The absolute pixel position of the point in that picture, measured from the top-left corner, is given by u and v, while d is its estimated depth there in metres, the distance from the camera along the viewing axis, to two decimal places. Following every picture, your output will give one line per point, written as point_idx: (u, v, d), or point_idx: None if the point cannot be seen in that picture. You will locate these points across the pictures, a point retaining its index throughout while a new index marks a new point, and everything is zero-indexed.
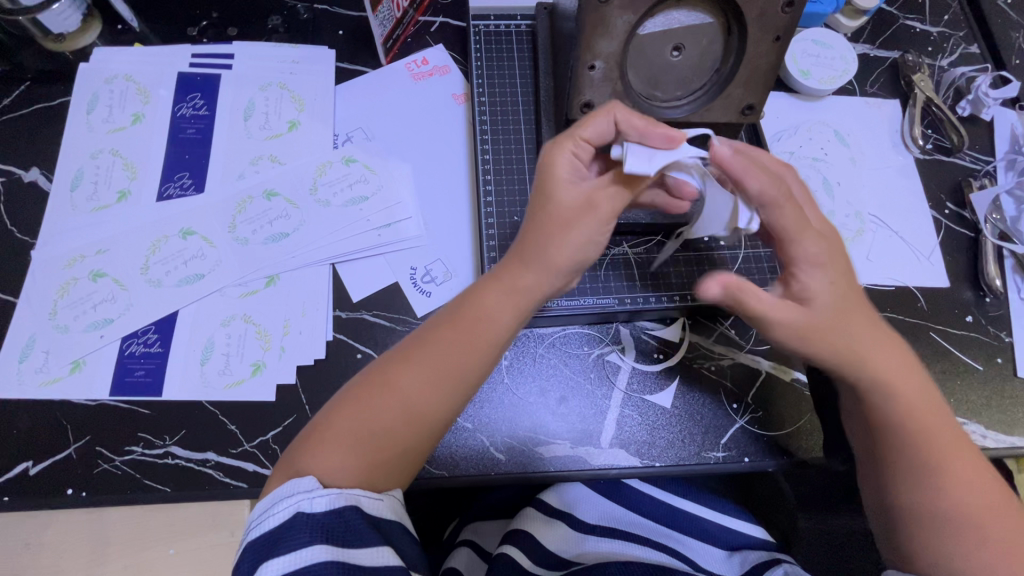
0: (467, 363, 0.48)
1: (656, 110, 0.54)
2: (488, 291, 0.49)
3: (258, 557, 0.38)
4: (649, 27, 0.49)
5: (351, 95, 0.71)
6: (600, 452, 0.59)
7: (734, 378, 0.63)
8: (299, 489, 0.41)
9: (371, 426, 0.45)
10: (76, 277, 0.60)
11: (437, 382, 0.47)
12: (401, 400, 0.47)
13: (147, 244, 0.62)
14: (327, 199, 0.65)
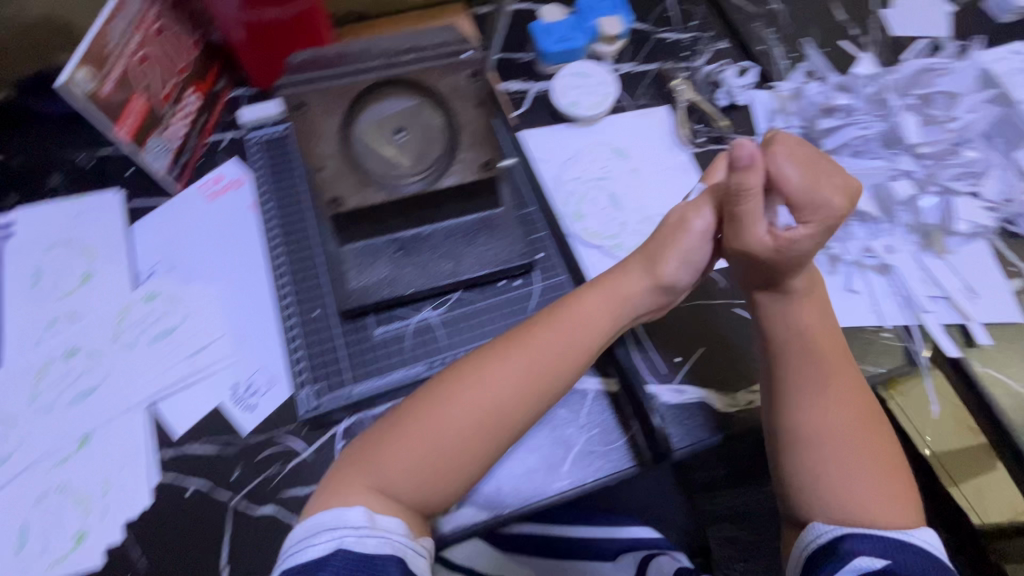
0: (550, 366, 0.56)
1: (399, 184, 0.56)
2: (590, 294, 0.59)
3: None
4: (363, 120, 0.54)
5: (146, 231, 0.72)
6: (448, 516, 0.60)
7: (564, 404, 0.65)
8: (348, 523, 0.49)
9: (437, 428, 0.53)
10: None
11: (526, 384, 0.55)
12: (478, 408, 0.54)
13: None
14: (131, 341, 0.66)
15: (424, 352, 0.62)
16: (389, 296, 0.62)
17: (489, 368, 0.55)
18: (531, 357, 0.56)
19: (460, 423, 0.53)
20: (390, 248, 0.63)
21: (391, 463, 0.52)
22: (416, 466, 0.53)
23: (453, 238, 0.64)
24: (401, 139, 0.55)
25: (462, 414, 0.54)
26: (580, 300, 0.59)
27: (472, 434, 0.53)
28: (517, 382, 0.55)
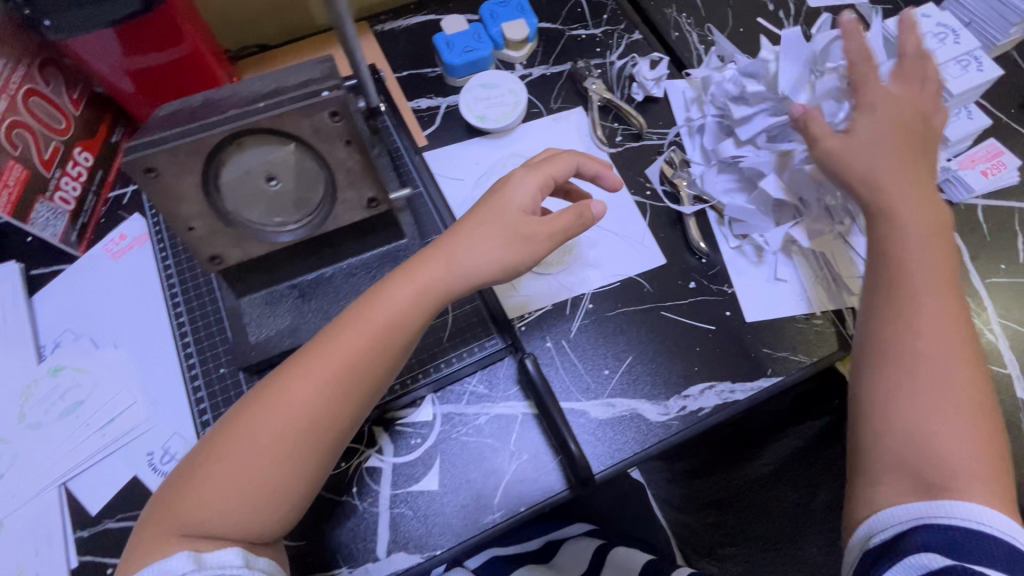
0: (296, 436, 0.49)
1: (270, 236, 0.55)
2: (393, 287, 0.53)
3: None
4: (227, 172, 0.51)
5: (51, 300, 0.70)
6: (380, 564, 0.59)
7: (493, 432, 0.64)
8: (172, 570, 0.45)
9: (246, 458, 0.48)
10: None
11: (272, 442, 0.49)
12: (289, 413, 0.50)
13: None
14: (38, 420, 0.63)
15: None
16: (292, 347, 0.59)
17: (311, 359, 0.51)
18: (324, 362, 0.51)
19: (272, 430, 0.49)
20: (291, 294, 0.61)
21: (211, 488, 0.48)
22: (236, 483, 0.48)
23: (357, 278, 0.62)
24: (273, 187, 0.53)
25: (320, 384, 0.50)
26: (367, 297, 0.54)
27: (280, 439, 0.49)
28: (269, 453, 0.49)
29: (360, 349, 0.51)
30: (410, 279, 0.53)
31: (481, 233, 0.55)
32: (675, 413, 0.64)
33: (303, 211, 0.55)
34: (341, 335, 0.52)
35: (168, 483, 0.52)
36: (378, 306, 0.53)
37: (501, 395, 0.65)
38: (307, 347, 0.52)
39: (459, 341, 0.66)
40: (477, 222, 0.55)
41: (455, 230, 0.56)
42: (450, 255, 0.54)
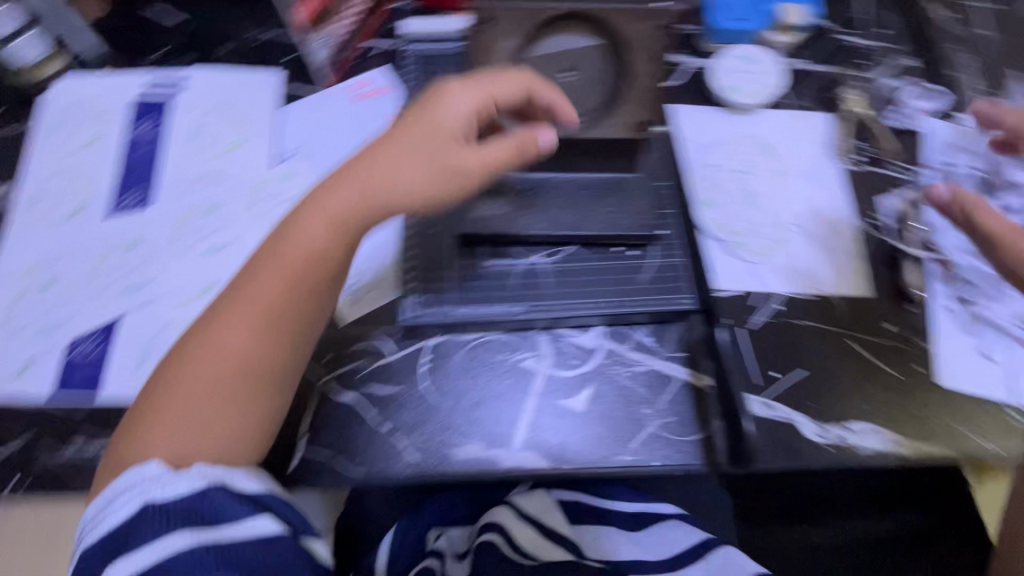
0: (253, 370, 0.55)
1: (554, 126, 0.59)
2: (263, 267, 0.56)
3: (104, 556, 0.46)
4: (538, 57, 0.58)
5: (297, 114, 0.75)
6: (511, 454, 0.61)
7: (647, 384, 0.65)
8: (142, 476, 0.49)
9: (205, 382, 0.54)
10: (31, 285, 0.65)
11: (215, 366, 0.54)
12: (239, 354, 0.54)
13: (94, 256, 0.67)
14: (266, 211, 0.70)
15: (526, 295, 0.65)
16: (510, 232, 0.63)
17: (239, 305, 0.55)
18: (249, 306, 0.55)
19: (229, 366, 0.54)
20: (521, 186, 0.63)
21: (162, 431, 0.52)
22: (193, 423, 0.53)
23: (584, 193, 0.64)
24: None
25: (253, 328, 0.55)
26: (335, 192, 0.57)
27: (234, 380, 0.54)
28: (207, 386, 0.54)
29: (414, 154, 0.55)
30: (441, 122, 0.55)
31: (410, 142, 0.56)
32: (831, 440, 0.62)
33: (580, 111, 0.57)
34: (305, 229, 0.56)
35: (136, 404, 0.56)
36: (410, 130, 0.56)
37: (665, 353, 0.66)
38: (253, 269, 0.57)
39: (653, 286, 0.66)
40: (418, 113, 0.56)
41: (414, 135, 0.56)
42: (435, 122, 0.55)
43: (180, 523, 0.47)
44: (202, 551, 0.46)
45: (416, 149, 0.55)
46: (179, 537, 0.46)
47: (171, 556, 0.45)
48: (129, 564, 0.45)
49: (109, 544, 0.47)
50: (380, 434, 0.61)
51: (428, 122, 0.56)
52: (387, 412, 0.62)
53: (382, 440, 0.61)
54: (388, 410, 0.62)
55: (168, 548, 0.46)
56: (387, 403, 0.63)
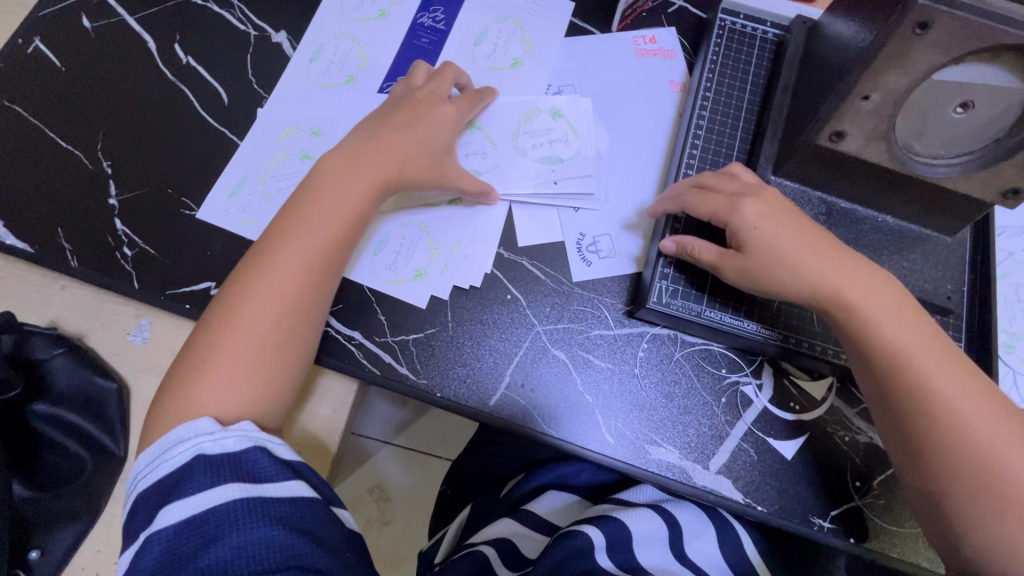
0: (289, 310, 0.52)
1: (908, 162, 0.50)
2: (314, 200, 0.55)
3: (157, 506, 0.43)
4: (948, 74, 0.45)
5: (577, 51, 0.71)
6: (706, 474, 0.58)
7: (864, 456, 0.60)
8: (197, 431, 0.46)
9: (252, 323, 0.50)
10: (287, 152, 0.65)
11: (271, 307, 0.51)
12: (279, 295, 0.52)
13: (268, 158, 0.65)
14: (524, 149, 0.67)
15: (779, 322, 0.59)
16: None
17: (292, 232, 0.54)
18: (295, 239, 0.53)
19: (270, 309, 0.51)
20: (817, 207, 0.58)
21: (218, 376, 0.49)
22: (248, 369, 0.50)
23: (883, 239, 0.57)
24: (958, 113, 0.47)
25: (299, 262, 0.53)
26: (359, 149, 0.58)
27: (276, 323, 0.51)
28: (269, 325, 0.51)
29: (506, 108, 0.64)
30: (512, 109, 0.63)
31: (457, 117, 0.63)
32: None
33: (945, 151, 0.50)
34: (338, 175, 0.56)
35: (185, 348, 0.51)
36: (439, 104, 0.63)
37: None
38: (283, 214, 0.55)
39: None
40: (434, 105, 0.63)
41: (413, 123, 0.61)
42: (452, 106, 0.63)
43: (227, 476, 0.43)
44: (245, 507, 0.42)
45: (424, 143, 0.60)
46: (230, 490, 0.43)
47: (214, 509, 0.42)
48: (179, 508, 0.42)
49: (159, 489, 0.44)
50: (580, 404, 0.59)
51: (423, 119, 0.61)
52: (593, 385, 0.60)
53: (581, 412, 0.59)
54: (595, 385, 0.60)
55: (214, 502, 0.42)
56: (595, 376, 0.60)
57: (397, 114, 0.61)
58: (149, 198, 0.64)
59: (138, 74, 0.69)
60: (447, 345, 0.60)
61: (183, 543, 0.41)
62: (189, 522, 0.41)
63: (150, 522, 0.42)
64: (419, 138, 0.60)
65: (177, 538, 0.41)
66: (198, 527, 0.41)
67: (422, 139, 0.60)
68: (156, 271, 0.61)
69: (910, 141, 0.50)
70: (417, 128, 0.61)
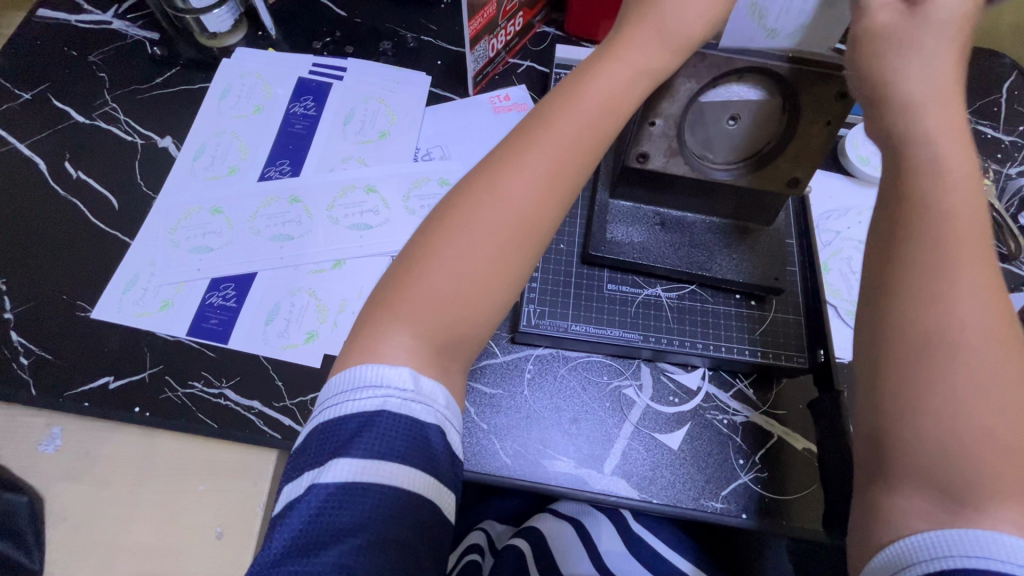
0: (537, 217, 0.49)
1: (705, 169, 0.59)
2: (557, 120, 0.49)
3: (331, 452, 0.42)
4: (711, 96, 0.54)
5: (439, 116, 0.80)
6: (601, 477, 0.62)
7: (745, 435, 0.64)
8: (392, 384, 0.44)
9: (489, 230, 0.48)
10: (199, 208, 0.72)
11: (542, 187, 0.48)
12: (504, 213, 0.48)
13: (182, 212, 0.71)
14: (338, 217, 0.72)
15: (643, 324, 0.64)
16: (638, 260, 0.63)
17: (540, 146, 0.49)
18: (542, 159, 0.49)
19: (495, 225, 0.48)
20: (652, 219, 0.65)
21: (441, 267, 0.47)
22: (462, 280, 0.47)
23: (712, 236, 0.64)
24: (732, 125, 0.56)
25: (532, 188, 0.48)
26: (553, 116, 0.50)
27: (501, 240, 0.48)
28: (490, 242, 0.48)
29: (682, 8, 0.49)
30: (657, 34, 0.49)
31: (641, 49, 0.50)
32: None
33: (736, 157, 0.58)
34: (559, 141, 0.49)
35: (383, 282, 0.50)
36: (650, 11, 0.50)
37: (765, 408, 0.65)
38: (551, 102, 0.51)
39: (768, 341, 0.63)
40: (617, 51, 0.50)
41: (581, 104, 0.49)
42: (662, 27, 0.49)
43: (398, 453, 0.42)
44: (390, 490, 0.41)
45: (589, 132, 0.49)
46: (390, 473, 0.41)
47: (372, 483, 0.41)
48: (347, 466, 0.41)
49: (335, 434, 0.43)
50: (476, 432, 0.63)
51: (586, 97, 0.49)
52: (487, 412, 0.64)
53: (477, 438, 0.62)
54: (488, 411, 0.64)
55: (373, 473, 0.41)
56: (486, 403, 0.64)
57: (563, 94, 0.50)
58: (43, 307, 0.66)
59: (30, 193, 0.73)
60: None
61: (335, 508, 0.40)
62: (351, 484, 0.41)
63: (321, 463, 0.42)
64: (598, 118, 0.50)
65: (337, 492, 0.40)
66: (358, 493, 0.40)
67: (578, 131, 0.49)
68: (52, 374, 0.63)
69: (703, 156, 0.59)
70: (586, 109, 0.49)
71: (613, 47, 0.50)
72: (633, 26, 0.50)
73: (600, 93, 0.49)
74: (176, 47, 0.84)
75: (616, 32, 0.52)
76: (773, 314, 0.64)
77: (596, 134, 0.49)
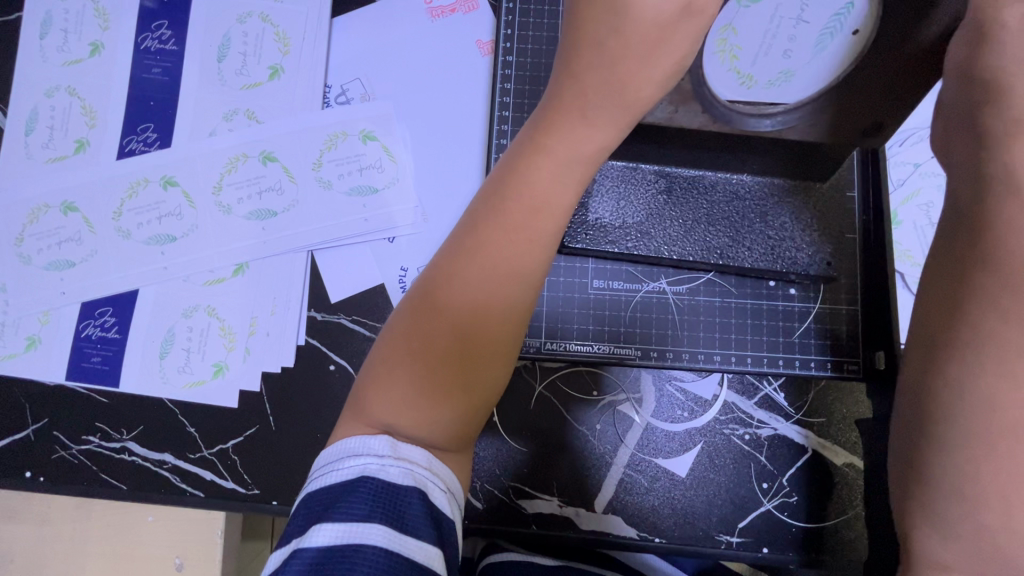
0: (504, 309, 0.38)
1: (739, 118, 0.38)
2: (502, 206, 0.38)
3: (312, 517, 0.35)
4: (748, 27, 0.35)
5: (350, 33, 0.56)
6: (593, 516, 0.51)
7: (771, 453, 0.51)
8: (370, 450, 0.37)
9: (448, 343, 0.38)
10: (47, 205, 0.54)
11: (497, 280, 0.38)
12: (467, 320, 0.38)
13: (25, 212, 0.54)
14: (230, 204, 0.54)
15: (642, 332, 0.50)
16: (632, 250, 0.46)
17: (477, 260, 0.38)
18: (489, 251, 0.38)
19: (463, 332, 0.38)
20: (654, 184, 0.45)
21: (410, 393, 0.38)
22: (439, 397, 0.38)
23: (739, 205, 0.45)
24: (839, 25, 0.34)
25: (490, 283, 0.38)
26: (483, 224, 0.38)
27: (470, 352, 0.38)
28: (456, 356, 0.38)
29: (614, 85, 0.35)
30: (585, 113, 0.36)
31: (583, 120, 0.36)
32: None
33: (831, 76, 0.36)
34: (493, 250, 0.38)
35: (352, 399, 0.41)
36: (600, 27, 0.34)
37: (798, 416, 0.51)
38: (482, 198, 0.39)
39: (809, 344, 0.49)
40: (537, 140, 0.37)
41: (508, 211, 0.37)
42: (588, 106, 0.35)
43: (383, 515, 0.34)
44: (381, 561, 0.33)
45: (527, 237, 0.38)
46: (378, 536, 0.33)
47: (357, 549, 0.33)
48: (329, 530, 0.34)
49: (320, 499, 0.36)
50: None
51: (524, 192, 0.37)
52: None
53: None
54: None
55: (357, 537, 0.33)
56: None
57: (506, 173, 0.38)
58: None
59: None
60: (272, 443, 0.51)
61: None
62: (333, 553, 0.33)
63: (302, 533, 0.34)
64: (532, 216, 0.37)
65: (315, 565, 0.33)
66: (338, 566, 0.33)
67: (534, 203, 0.37)
68: None
69: (783, 88, 0.37)
70: (523, 205, 0.37)
71: (540, 128, 0.37)
72: (555, 98, 0.36)
73: (540, 181, 0.37)
74: None
75: (541, 109, 0.37)
76: (820, 306, 0.49)
77: (537, 236, 0.38)
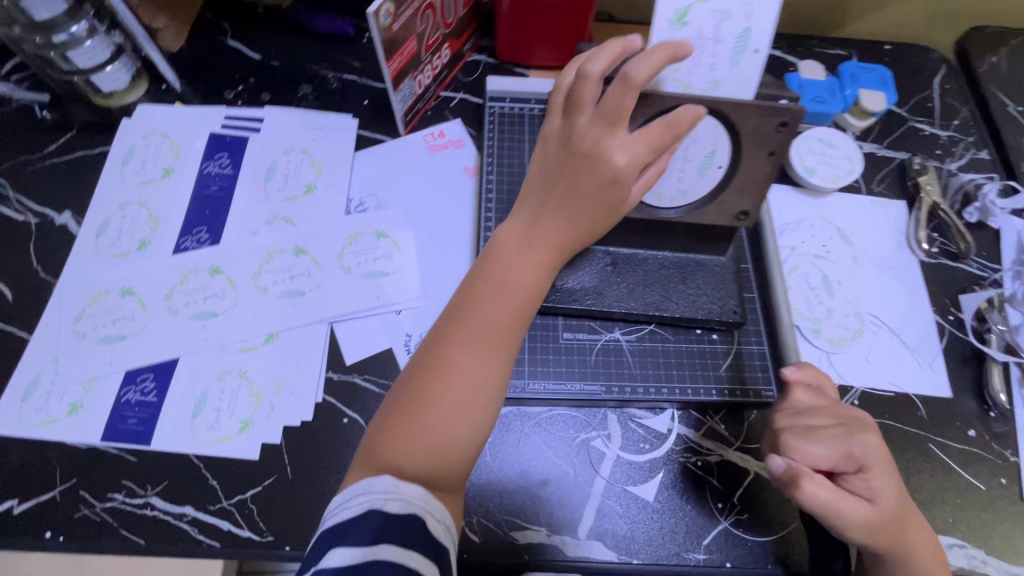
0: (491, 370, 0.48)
1: (654, 210, 0.57)
2: (494, 287, 0.50)
3: (329, 544, 0.42)
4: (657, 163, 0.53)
5: (369, 161, 0.75)
6: (577, 543, 0.57)
7: (721, 476, 0.61)
8: (373, 489, 0.44)
9: (448, 398, 0.47)
10: (107, 290, 0.64)
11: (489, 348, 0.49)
12: (464, 382, 0.48)
13: (86, 297, 0.64)
14: (265, 286, 0.66)
15: (605, 373, 0.63)
16: (591, 306, 0.61)
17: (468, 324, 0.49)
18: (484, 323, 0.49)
19: (460, 390, 0.47)
20: (603, 259, 0.62)
21: (417, 438, 0.46)
22: (437, 443, 0.46)
23: (666, 271, 0.62)
24: (710, 161, 0.53)
25: (482, 350, 0.48)
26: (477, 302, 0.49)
27: (464, 405, 0.47)
28: (454, 409, 0.47)
29: (582, 208, 0.49)
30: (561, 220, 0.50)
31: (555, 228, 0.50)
32: None
33: (711, 181, 0.55)
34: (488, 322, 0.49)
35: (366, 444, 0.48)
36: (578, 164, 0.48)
37: (738, 442, 0.62)
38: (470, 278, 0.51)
39: (735, 377, 0.63)
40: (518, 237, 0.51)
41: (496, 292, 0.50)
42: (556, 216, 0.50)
43: (388, 537, 0.42)
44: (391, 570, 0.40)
45: (507, 309, 0.50)
46: (387, 552, 0.41)
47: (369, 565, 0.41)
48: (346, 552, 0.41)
49: (336, 532, 0.43)
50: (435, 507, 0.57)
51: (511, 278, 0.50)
52: None
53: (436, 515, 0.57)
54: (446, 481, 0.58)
55: (369, 555, 0.41)
56: None
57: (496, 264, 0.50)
58: None
59: None
60: (288, 491, 0.57)
61: None
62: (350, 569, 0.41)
63: (320, 560, 0.42)
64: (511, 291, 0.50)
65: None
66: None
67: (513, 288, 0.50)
68: None
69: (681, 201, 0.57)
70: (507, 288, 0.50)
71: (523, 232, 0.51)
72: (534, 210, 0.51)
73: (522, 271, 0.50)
74: (70, 107, 0.75)
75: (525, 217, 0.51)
76: (738, 347, 0.64)
77: (517, 306, 0.50)
